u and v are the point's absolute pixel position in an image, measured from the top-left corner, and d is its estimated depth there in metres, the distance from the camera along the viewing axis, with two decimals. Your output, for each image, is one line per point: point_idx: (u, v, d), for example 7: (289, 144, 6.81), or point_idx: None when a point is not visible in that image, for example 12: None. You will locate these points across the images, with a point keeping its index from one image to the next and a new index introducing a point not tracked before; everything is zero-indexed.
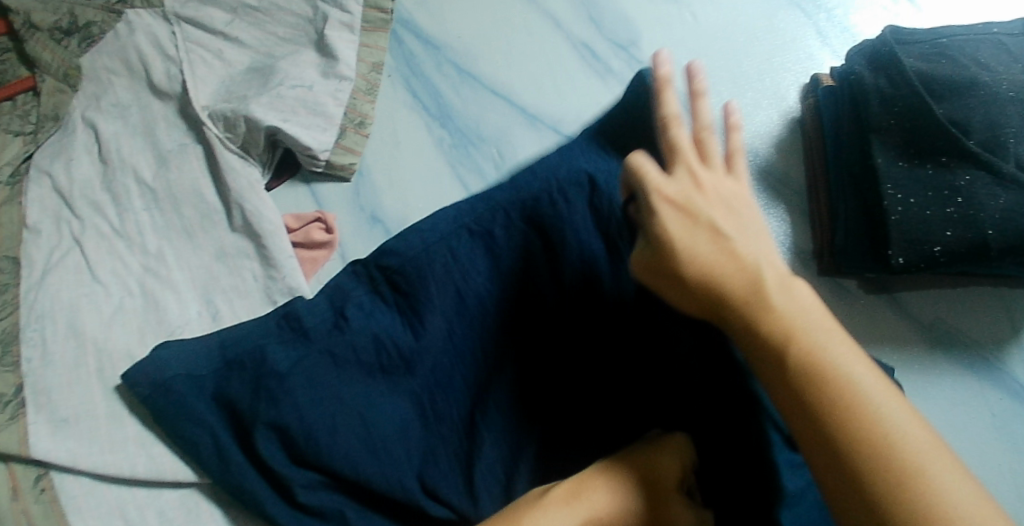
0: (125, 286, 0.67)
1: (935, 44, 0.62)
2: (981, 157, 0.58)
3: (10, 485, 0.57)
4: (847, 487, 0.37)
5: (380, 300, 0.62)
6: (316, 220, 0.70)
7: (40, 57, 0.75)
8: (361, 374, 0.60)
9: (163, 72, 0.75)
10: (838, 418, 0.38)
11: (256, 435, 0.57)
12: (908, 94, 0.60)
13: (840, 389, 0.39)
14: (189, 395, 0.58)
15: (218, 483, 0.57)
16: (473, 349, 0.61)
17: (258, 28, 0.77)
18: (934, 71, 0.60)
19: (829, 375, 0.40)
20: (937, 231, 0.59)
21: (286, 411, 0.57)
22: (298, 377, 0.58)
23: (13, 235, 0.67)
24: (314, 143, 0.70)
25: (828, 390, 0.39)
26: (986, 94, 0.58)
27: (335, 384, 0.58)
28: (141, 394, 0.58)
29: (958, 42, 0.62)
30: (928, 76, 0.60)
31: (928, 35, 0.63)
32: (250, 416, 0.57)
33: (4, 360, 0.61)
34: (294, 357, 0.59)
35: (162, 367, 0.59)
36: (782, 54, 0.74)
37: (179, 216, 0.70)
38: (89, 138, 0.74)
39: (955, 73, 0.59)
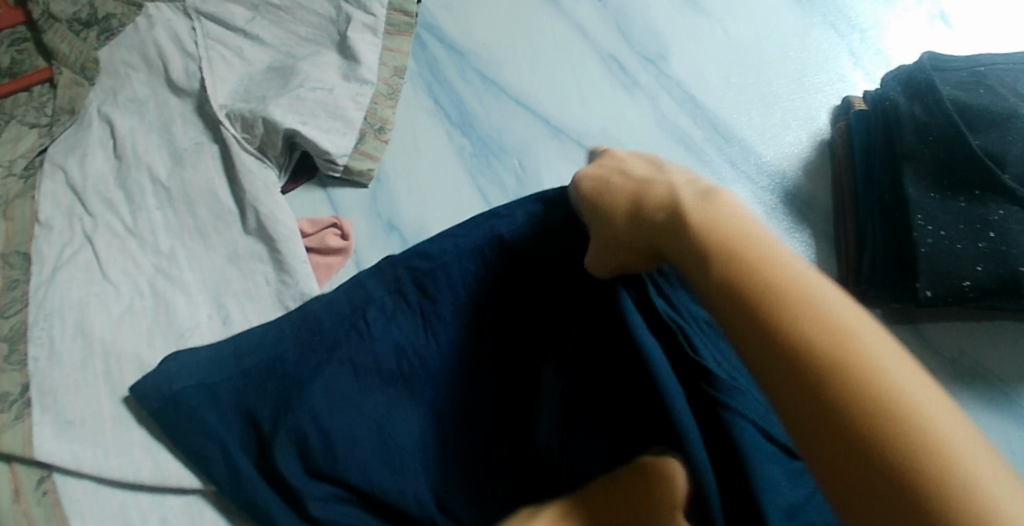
0: (136, 286, 0.66)
1: (973, 72, 0.61)
2: (1016, 192, 0.56)
3: (12, 486, 0.56)
4: (836, 452, 0.30)
5: (403, 302, 0.58)
6: (332, 226, 0.68)
7: (57, 48, 0.75)
8: (382, 382, 0.57)
9: (182, 69, 0.74)
10: (829, 374, 0.31)
11: (274, 446, 0.55)
12: (943, 124, 0.59)
13: (835, 343, 0.32)
14: (199, 406, 0.57)
15: (230, 496, 0.56)
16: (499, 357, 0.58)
17: (279, 27, 0.76)
18: (971, 101, 0.59)
19: (821, 330, 0.33)
20: (967, 266, 0.57)
21: (302, 418, 0.55)
22: (319, 385, 0.56)
23: (25, 229, 0.67)
24: (333, 148, 0.69)
25: (815, 347, 0.32)
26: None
27: (354, 393, 0.56)
28: (152, 408, 0.58)
29: (997, 71, 0.60)
30: (964, 106, 0.59)
31: (967, 64, 0.62)
32: (268, 427, 0.56)
33: (10, 358, 0.60)
34: (313, 365, 0.57)
35: (173, 377, 0.58)
36: (812, 74, 0.73)
37: (193, 216, 0.69)
38: (105, 133, 0.73)
39: (993, 103, 0.58)
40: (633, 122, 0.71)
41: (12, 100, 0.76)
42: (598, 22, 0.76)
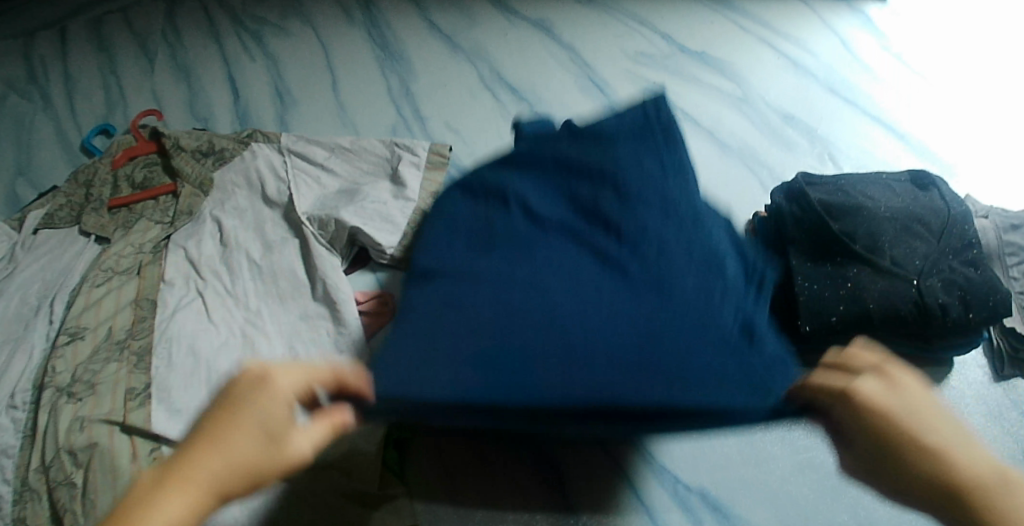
0: (232, 329, 0.89)
1: (836, 184, 0.87)
2: (865, 256, 0.80)
3: (132, 450, 0.75)
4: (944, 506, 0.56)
5: None
6: (380, 297, 0.94)
7: (183, 170, 1.06)
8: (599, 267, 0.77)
9: (275, 187, 1.03)
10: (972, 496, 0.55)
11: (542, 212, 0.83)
12: (813, 216, 0.84)
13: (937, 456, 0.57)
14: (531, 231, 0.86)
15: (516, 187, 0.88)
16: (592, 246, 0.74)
17: (348, 163, 1.05)
18: (831, 200, 0.84)
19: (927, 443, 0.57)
20: (832, 307, 0.79)
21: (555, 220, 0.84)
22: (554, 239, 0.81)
23: (155, 284, 0.91)
24: (385, 242, 0.95)
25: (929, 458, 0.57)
26: (870, 216, 0.82)
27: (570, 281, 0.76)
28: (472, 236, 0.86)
29: (853, 182, 0.87)
30: (827, 203, 0.84)
31: (832, 179, 0.88)
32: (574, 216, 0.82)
33: (140, 365, 0.82)
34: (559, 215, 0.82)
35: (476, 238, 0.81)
36: (732, 199, 1.00)
37: (276, 285, 0.93)
38: (215, 229, 1.00)
39: (847, 201, 0.84)
40: None
41: (143, 205, 1.05)
42: None
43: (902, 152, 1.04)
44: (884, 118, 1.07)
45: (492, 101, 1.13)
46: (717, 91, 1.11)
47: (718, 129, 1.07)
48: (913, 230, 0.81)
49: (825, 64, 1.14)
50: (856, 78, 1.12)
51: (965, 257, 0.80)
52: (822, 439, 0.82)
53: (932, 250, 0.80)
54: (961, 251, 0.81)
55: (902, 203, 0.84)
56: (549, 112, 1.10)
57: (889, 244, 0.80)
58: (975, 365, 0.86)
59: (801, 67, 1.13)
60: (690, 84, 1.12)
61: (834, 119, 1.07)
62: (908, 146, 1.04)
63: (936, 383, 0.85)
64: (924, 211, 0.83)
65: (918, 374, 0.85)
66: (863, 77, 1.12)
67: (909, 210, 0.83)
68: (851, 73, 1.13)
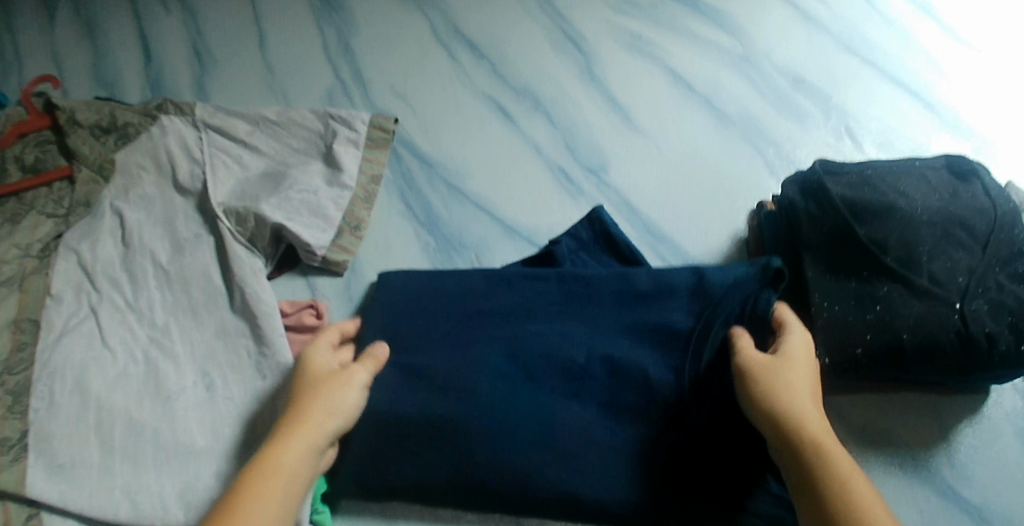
0: (132, 354, 0.74)
1: (861, 174, 0.72)
2: (897, 272, 0.65)
3: (3, 521, 0.65)
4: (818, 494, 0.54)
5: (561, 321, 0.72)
6: (309, 307, 0.77)
7: (80, 150, 0.88)
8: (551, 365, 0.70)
9: (188, 171, 0.86)
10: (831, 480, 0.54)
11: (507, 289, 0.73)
12: (834, 218, 0.69)
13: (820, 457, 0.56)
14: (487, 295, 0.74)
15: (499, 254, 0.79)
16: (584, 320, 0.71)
17: (276, 140, 0.88)
18: (856, 197, 0.69)
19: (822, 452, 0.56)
20: (858, 334, 0.65)
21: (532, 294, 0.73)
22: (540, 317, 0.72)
23: (38, 300, 0.77)
24: (314, 242, 0.79)
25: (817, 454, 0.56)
26: (903, 219, 0.67)
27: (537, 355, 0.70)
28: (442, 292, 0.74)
29: (881, 173, 0.71)
30: (851, 202, 0.69)
31: (856, 168, 0.73)
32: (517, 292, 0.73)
33: (15, 408, 0.69)
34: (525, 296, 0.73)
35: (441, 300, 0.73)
36: (734, 182, 0.84)
37: (187, 295, 0.78)
38: (115, 223, 0.83)
39: (875, 199, 0.68)
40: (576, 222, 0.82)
41: (35, 193, 0.89)
42: (550, 138, 0.88)
43: (933, 126, 0.87)
44: (912, 84, 0.90)
45: (448, 60, 0.94)
46: (717, 48, 0.93)
47: (717, 96, 0.89)
48: (954, 237, 0.66)
49: (843, 15, 0.95)
50: (879, 34, 0.94)
51: (1014, 271, 0.65)
52: None
53: (976, 264, 0.65)
54: (1011, 262, 0.66)
55: (940, 202, 0.68)
56: (514, 75, 0.92)
57: (926, 257, 0.66)
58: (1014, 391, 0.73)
59: (814, 20, 0.95)
60: (684, 40, 0.94)
61: (852, 84, 0.90)
62: (939, 120, 0.87)
63: (969, 416, 0.72)
64: (966, 211, 0.68)
65: (948, 405, 0.72)
66: (886, 33, 0.94)
67: (949, 212, 0.67)
68: (872, 28, 0.94)
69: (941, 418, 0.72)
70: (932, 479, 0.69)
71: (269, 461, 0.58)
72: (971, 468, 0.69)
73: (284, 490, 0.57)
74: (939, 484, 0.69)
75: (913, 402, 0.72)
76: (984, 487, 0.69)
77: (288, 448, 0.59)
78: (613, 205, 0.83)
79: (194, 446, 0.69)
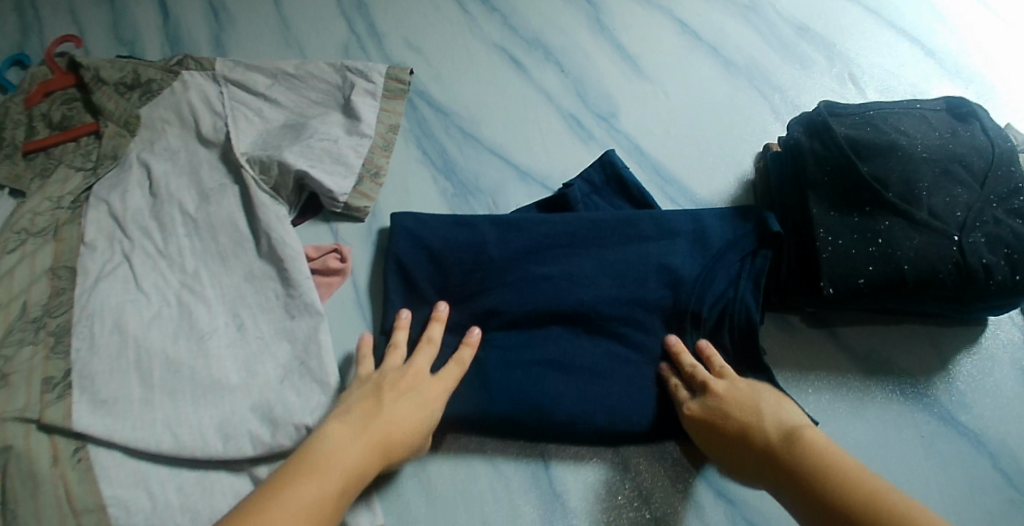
0: (165, 297, 0.78)
1: (864, 115, 0.74)
2: (899, 207, 0.68)
3: (52, 453, 0.68)
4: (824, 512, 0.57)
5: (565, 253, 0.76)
6: (333, 251, 0.81)
7: (105, 106, 0.90)
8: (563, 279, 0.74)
9: (211, 124, 0.88)
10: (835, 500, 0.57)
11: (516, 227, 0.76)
12: (838, 156, 0.71)
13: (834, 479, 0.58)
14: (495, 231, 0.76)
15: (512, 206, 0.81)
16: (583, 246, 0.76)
17: (295, 92, 0.91)
18: (860, 136, 0.71)
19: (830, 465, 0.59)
20: (860, 267, 0.68)
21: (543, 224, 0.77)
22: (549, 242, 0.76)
23: (74, 248, 0.80)
24: (336, 188, 0.82)
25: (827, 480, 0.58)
26: (904, 157, 0.70)
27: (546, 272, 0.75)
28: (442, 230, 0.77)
29: (883, 113, 0.73)
30: (855, 140, 0.71)
31: (859, 109, 0.74)
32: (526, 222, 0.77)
33: (57, 348, 0.72)
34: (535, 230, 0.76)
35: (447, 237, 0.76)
36: (739, 127, 0.86)
37: (215, 241, 0.81)
38: (143, 175, 0.86)
39: (878, 138, 0.71)
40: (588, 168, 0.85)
41: (62, 148, 0.92)
42: (561, 87, 0.90)
43: (934, 71, 0.89)
44: (915, 29, 0.91)
45: (459, 13, 0.96)
46: None
47: (723, 45, 0.91)
48: (953, 174, 0.69)
49: None
50: None
51: (1011, 207, 0.68)
52: (842, 410, 0.73)
53: (975, 199, 0.68)
54: (1007, 198, 0.68)
55: (940, 140, 0.71)
56: (524, 26, 0.94)
57: (926, 193, 0.68)
58: (1012, 321, 0.76)
59: None
60: None
61: (856, 30, 0.91)
62: (940, 65, 0.89)
63: (968, 344, 0.75)
64: (965, 148, 0.70)
65: (947, 335, 0.75)
66: None
67: (949, 149, 0.70)
68: None
69: (940, 347, 0.75)
70: (931, 405, 0.73)
71: (322, 458, 0.61)
72: (969, 394, 0.73)
73: (322, 489, 0.59)
74: (937, 408, 0.72)
75: (913, 333, 0.76)
76: (981, 410, 0.72)
77: (349, 446, 0.62)
78: (623, 150, 0.86)
79: (228, 381, 0.73)
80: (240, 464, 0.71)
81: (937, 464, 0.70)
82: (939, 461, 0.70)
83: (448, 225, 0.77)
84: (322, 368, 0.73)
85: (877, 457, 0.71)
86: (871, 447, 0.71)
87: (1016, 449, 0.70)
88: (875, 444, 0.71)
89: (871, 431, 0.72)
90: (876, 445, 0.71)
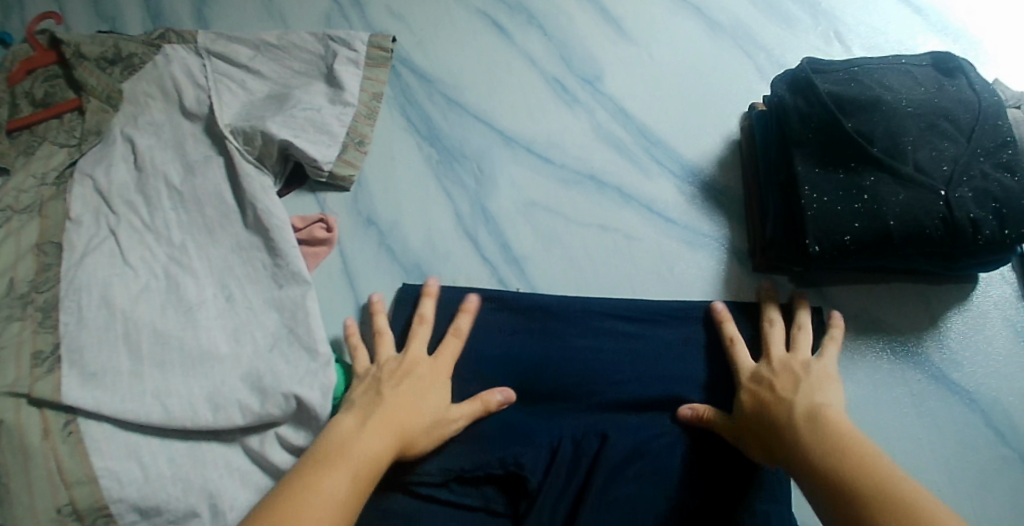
0: (152, 271, 0.78)
1: (848, 71, 0.73)
2: (884, 161, 0.67)
3: (43, 426, 0.68)
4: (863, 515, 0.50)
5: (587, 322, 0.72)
6: (319, 221, 0.81)
7: (87, 82, 0.88)
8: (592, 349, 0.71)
9: (194, 96, 0.87)
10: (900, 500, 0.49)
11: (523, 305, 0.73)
12: (822, 112, 0.70)
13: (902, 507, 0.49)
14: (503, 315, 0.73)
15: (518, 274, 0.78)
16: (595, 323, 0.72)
17: (278, 63, 0.90)
18: (844, 92, 0.70)
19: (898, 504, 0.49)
20: (846, 223, 0.67)
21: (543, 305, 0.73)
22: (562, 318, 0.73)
23: (59, 224, 0.80)
24: (320, 157, 0.81)
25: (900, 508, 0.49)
26: (889, 111, 0.69)
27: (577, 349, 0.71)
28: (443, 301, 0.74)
29: (868, 69, 0.72)
30: (838, 96, 0.70)
31: (844, 65, 0.73)
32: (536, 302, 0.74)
33: (46, 323, 0.73)
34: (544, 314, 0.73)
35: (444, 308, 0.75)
36: (724, 89, 0.85)
37: (202, 214, 0.81)
38: (127, 149, 0.86)
39: (862, 93, 0.70)
40: (574, 133, 0.84)
41: (47, 126, 0.90)
42: (546, 51, 0.89)
43: (922, 27, 0.87)
44: None
45: None
46: None
47: (708, 6, 0.90)
48: (939, 128, 0.68)
49: None
50: None
51: (999, 160, 0.67)
52: (832, 369, 0.73)
53: (961, 153, 0.67)
54: (994, 152, 0.67)
55: (925, 95, 0.70)
56: None
57: (912, 147, 0.67)
58: (1002, 278, 0.76)
59: None
60: None
61: None
62: (926, 22, 0.88)
63: (958, 302, 0.75)
64: (951, 102, 0.69)
65: (937, 294, 0.75)
66: None
67: (935, 104, 0.69)
68: None
69: (931, 306, 0.75)
70: (922, 363, 0.72)
71: (310, 485, 0.56)
72: (960, 351, 0.73)
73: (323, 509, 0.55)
74: (927, 366, 0.72)
75: (903, 294, 0.75)
76: (972, 367, 0.72)
77: (364, 437, 0.61)
78: (608, 113, 0.85)
79: (218, 351, 0.73)
80: (233, 434, 0.72)
81: (927, 422, 0.70)
82: (929, 418, 0.70)
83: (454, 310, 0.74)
84: (310, 334, 0.73)
85: (866, 415, 0.71)
86: (860, 405, 0.71)
87: (1010, 406, 0.70)
88: (864, 404, 0.71)
89: (861, 389, 0.72)
90: (865, 402, 0.71)
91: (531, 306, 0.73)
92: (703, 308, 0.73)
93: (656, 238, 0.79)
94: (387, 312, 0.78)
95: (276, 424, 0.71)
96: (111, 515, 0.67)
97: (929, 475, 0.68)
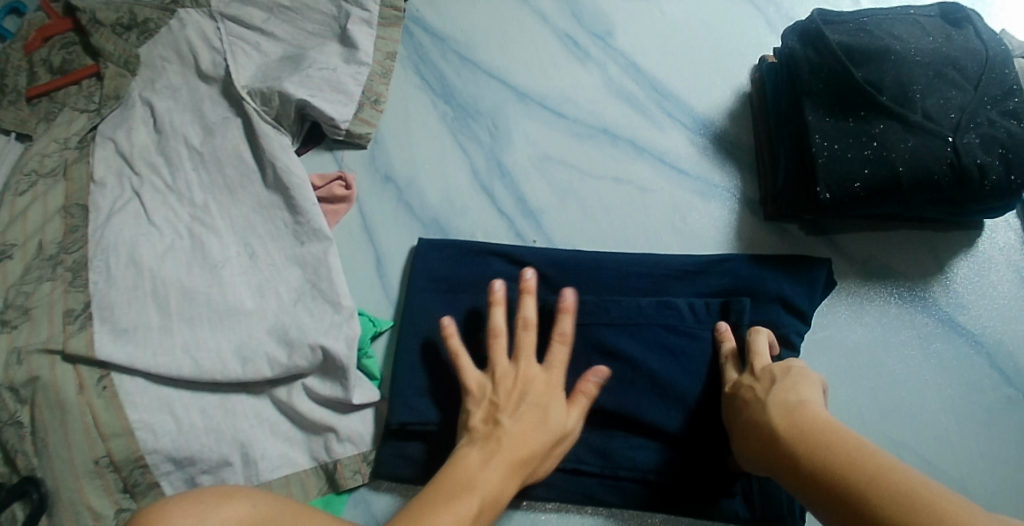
0: (176, 230, 0.79)
1: (857, 22, 0.73)
2: (893, 109, 0.68)
3: (78, 381, 0.70)
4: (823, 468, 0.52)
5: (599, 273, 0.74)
6: (338, 179, 0.82)
7: (103, 48, 0.89)
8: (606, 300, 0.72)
9: (210, 60, 0.88)
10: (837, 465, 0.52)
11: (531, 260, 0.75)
12: (832, 61, 0.70)
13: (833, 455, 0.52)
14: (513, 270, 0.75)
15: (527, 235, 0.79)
16: (609, 275, 0.74)
17: (291, 25, 0.90)
18: (853, 42, 0.70)
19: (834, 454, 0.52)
20: (856, 170, 0.68)
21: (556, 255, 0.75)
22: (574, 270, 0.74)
23: (84, 187, 0.81)
24: (337, 115, 0.82)
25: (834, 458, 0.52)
26: (898, 60, 0.69)
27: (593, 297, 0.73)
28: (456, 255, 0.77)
29: (877, 20, 0.72)
30: (848, 46, 0.70)
31: (853, 16, 0.73)
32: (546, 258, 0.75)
33: (76, 282, 0.75)
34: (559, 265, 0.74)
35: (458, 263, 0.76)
36: (734, 43, 0.85)
37: (222, 174, 0.82)
38: (146, 112, 0.87)
39: (872, 43, 0.70)
40: (584, 88, 0.85)
41: (65, 92, 0.91)
42: (556, 7, 0.89)
43: None
44: None
45: None
46: None
47: None
48: (947, 76, 0.68)
49: None
50: None
51: (1006, 107, 0.67)
52: (844, 314, 0.74)
53: (969, 100, 0.67)
54: (1001, 100, 0.67)
55: (933, 44, 0.70)
56: None
57: (920, 95, 0.68)
58: (1011, 224, 0.76)
59: None
60: None
61: None
62: None
63: (967, 248, 0.76)
64: (958, 51, 0.69)
65: (947, 240, 0.76)
66: None
67: (942, 53, 0.69)
68: None
69: (940, 252, 0.76)
70: (931, 308, 0.73)
71: (469, 480, 0.57)
72: (969, 296, 0.74)
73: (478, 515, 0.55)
74: (938, 311, 0.73)
75: (912, 240, 0.76)
76: (982, 312, 0.73)
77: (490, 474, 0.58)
78: (619, 69, 0.86)
79: (244, 305, 0.75)
80: (262, 386, 0.74)
81: (935, 365, 0.71)
82: (938, 361, 0.71)
83: (470, 261, 0.76)
84: (333, 289, 0.75)
85: (878, 359, 0.72)
86: (871, 349, 0.72)
87: (1016, 350, 0.71)
88: (876, 350, 0.72)
89: (869, 332, 0.73)
90: (875, 346, 0.72)
91: (550, 256, 0.75)
92: (713, 261, 0.73)
93: (668, 188, 0.80)
94: (405, 265, 0.79)
95: (302, 375, 0.73)
96: (147, 464, 0.69)
97: (938, 415, 0.69)
